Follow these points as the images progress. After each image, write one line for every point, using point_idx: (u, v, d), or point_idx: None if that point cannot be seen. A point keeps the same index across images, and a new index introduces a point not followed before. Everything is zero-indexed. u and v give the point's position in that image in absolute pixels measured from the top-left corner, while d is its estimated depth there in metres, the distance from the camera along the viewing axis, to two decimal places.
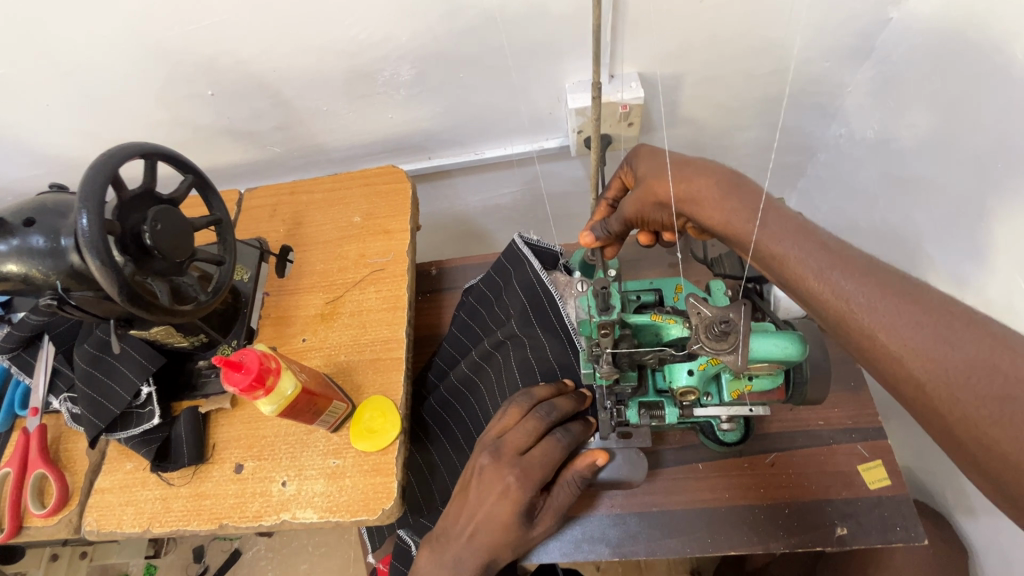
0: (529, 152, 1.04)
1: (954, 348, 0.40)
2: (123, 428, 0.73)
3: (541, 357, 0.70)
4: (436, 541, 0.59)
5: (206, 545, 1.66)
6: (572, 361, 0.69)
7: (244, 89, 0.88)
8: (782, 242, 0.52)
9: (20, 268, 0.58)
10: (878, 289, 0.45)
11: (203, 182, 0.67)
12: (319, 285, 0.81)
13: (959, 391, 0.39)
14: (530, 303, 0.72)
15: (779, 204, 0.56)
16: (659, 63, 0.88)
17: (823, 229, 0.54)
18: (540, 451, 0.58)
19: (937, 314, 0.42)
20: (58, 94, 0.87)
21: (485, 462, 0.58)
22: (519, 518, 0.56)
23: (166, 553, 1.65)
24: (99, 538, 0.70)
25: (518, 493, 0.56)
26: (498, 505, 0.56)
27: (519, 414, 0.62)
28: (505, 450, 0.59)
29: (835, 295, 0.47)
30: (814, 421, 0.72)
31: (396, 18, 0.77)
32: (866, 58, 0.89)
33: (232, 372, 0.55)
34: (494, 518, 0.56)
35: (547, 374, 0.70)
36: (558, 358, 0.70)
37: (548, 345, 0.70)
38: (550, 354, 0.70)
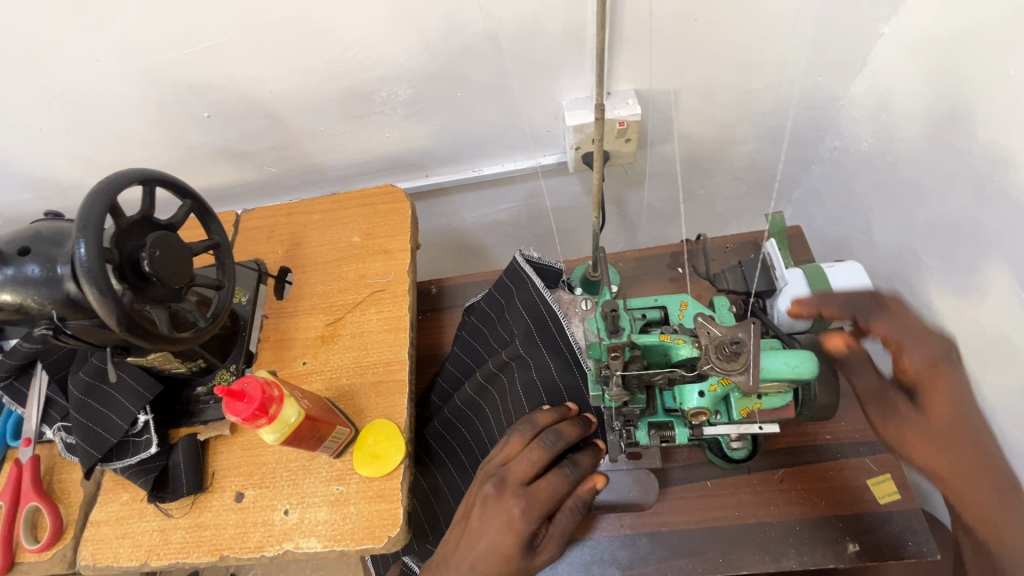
0: (528, 169, 1.04)
1: (987, 477, 0.56)
2: (120, 457, 0.72)
3: (545, 378, 0.69)
4: (434, 572, 0.58)
5: (201, 572, 1.62)
6: (578, 382, 0.68)
7: (241, 110, 0.88)
8: (903, 357, 0.62)
9: (15, 298, 0.57)
10: (956, 435, 0.58)
11: (201, 206, 0.67)
12: (318, 306, 0.81)
13: (988, 511, 0.56)
14: (534, 322, 0.71)
15: (900, 309, 0.64)
16: (656, 80, 0.88)
17: (923, 337, 0.62)
18: (546, 480, 0.58)
19: (971, 449, 0.57)
20: (53, 118, 0.87)
21: (489, 492, 0.58)
22: (521, 548, 0.56)
23: None
24: (95, 572, 0.68)
25: (521, 523, 0.56)
26: (499, 537, 0.55)
27: (522, 443, 0.62)
28: (509, 480, 0.58)
29: (930, 425, 0.59)
30: (822, 435, 0.72)
31: (394, 38, 0.78)
32: (858, 72, 0.90)
33: (234, 402, 0.53)
34: (496, 549, 0.55)
35: (553, 395, 0.69)
36: (564, 379, 0.69)
37: (553, 366, 0.69)
38: (556, 374, 0.69)
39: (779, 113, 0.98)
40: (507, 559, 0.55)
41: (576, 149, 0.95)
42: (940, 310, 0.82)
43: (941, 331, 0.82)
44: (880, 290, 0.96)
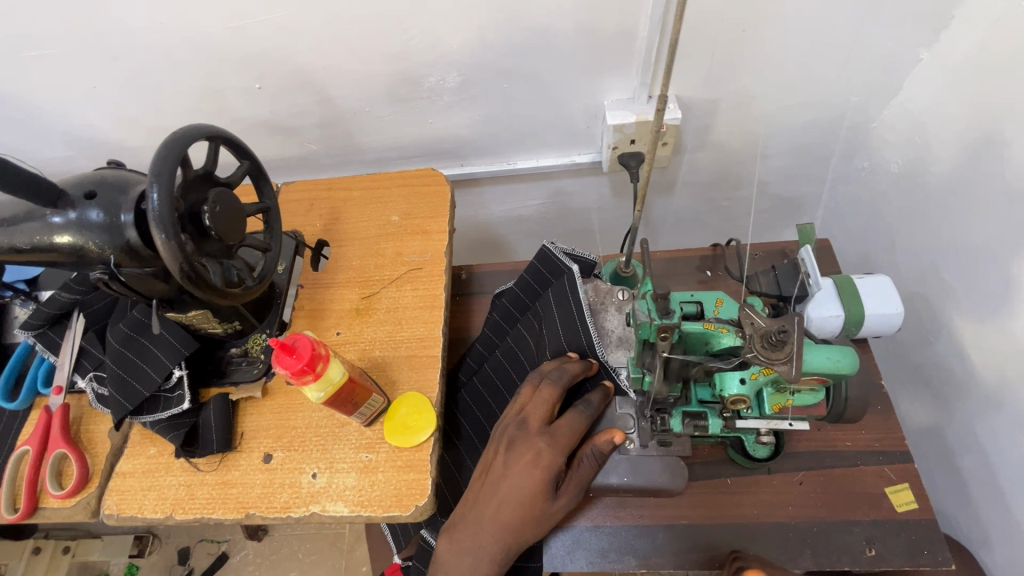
0: (561, 166, 1.06)
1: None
2: (150, 411, 0.72)
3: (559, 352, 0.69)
4: (453, 531, 0.60)
5: (192, 547, 1.63)
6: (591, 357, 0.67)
7: (291, 84, 0.90)
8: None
9: (76, 241, 0.58)
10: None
11: (258, 170, 0.68)
12: (354, 280, 0.82)
13: None
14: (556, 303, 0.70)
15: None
16: (698, 88, 0.91)
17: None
18: (565, 419, 0.60)
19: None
20: (107, 78, 0.88)
21: (513, 433, 0.60)
22: (548, 487, 0.57)
23: (150, 553, 1.61)
24: (118, 522, 0.69)
25: (548, 457, 0.58)
26: (526, 474, 0.57)
27: (532, 390, 0.63)
28: (531, 421, 0.60)
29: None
30: (843, 442, 0.73)
31: (451, 25, 0.80)
32: (894, 95, 0.93)
33: (284, 356, 0.55)
34: (523, 488, 0.57)
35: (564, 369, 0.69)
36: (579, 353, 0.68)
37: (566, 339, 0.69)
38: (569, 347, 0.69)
39: (812, 129, 1.01)
40: (533, 499, 0.57)
41: (613, 148, 0.97)
42: (962, 332, 0.83)
43: (962, 352, 0.84)
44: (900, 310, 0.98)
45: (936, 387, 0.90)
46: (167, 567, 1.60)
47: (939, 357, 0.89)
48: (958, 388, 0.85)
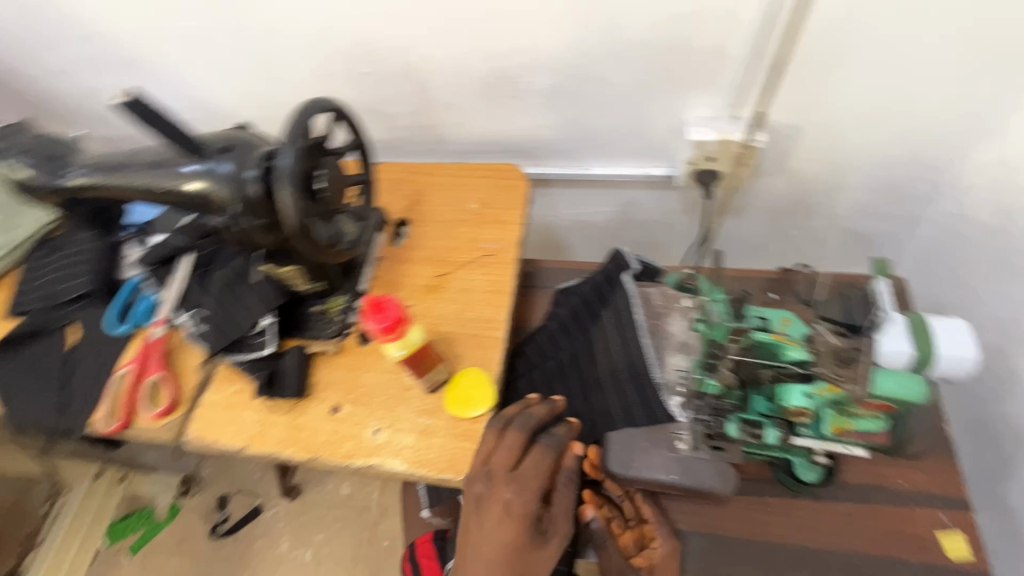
0: (634, 176, 1.08)
1: None
2: (237, 352, 0.80)
3: (608, 359, 0.71)
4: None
5: (231, 496, 1.72)
6: (638, 365, 0.68)
7: (394, 72, 0.97)
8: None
9: (206, 189, 0.66)
10: None
11: (364, 147, 0.74)
12: (429, 259, 0.87)
13: None
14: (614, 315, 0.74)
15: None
16: (784, 112, 0.92)
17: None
18: (531, 460, 0.63)
19: None
20: (235, 53, 0.98)
21: (479, 491, 0.61)
22: (527, 536, 0.60)
23: (194, 495, 1.72)
24: (198, 447, 0.76)
25: (519, 508, 0.60)
26: (501, 527, 0.59)
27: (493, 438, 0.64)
28: (496, 472, 0.61)
29: None
30: (897, 480, 0.72)
31: (551, 30, 0.84)
32: (990, 139, 0.90)
33: (375, 313, 0.61)
34: (501, 541, 0.59)
35: (612, 375, 0.69)
36: (627, 362, 0.69)
37: (615, 346, 0.71)
38: (616, 355, 0.70)
39: (897, 166, 0.99)
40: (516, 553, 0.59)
41: (690, 164, 0.98)
42: None
43: None
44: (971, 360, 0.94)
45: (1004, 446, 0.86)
46: (206, 511, 1.70)
47: (1010, 414, 0.85)
48: None
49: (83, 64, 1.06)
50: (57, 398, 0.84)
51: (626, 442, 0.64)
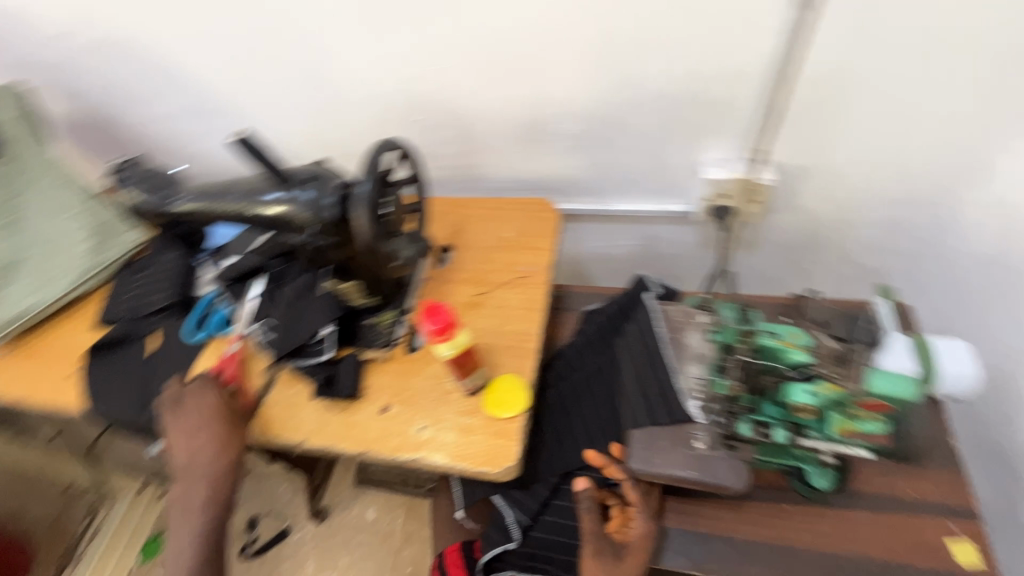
0: (655, 212, 1.19)
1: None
2: (299, 358, 0.90)
3: (640, 384, 0.75)
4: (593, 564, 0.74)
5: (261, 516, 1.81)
6: (669, 390, 0.73)
7: (443, 120, 1.11)
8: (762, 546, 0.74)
9: (291, 213, 0.78)
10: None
11: (421, 179, 0.86)
12: (470, 280, 0.97)
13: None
14: (642, 341, 0.78)
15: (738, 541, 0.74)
16: (792, 156, 1.02)
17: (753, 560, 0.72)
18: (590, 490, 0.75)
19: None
20: (307, 104, 1.14)
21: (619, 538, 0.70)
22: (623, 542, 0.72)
23: None
24: (262, 440, 0.85)
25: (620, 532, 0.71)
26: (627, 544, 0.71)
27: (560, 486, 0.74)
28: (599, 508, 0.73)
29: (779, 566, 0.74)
30: (907, 491, 0.76)
31: (583, 85, 0.98)
32: (987, 181, 0.98)
33: (430, 316, 0.70)
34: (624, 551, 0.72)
35: (645, 400, 0.74)
36: (657, 386, 0.74)
37: (648, 373, 0.75)
38: (649, 381, 0.75)
39: (902, 205, 1.07)
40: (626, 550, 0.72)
41: (706, 201, 1.08)
42: None
43: None
44: None
45: None
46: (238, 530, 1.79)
47: None
48: None
49: (175, 111, 1.23)
50: (139, 396, 0.96)
51: (645, 442, 0.71)
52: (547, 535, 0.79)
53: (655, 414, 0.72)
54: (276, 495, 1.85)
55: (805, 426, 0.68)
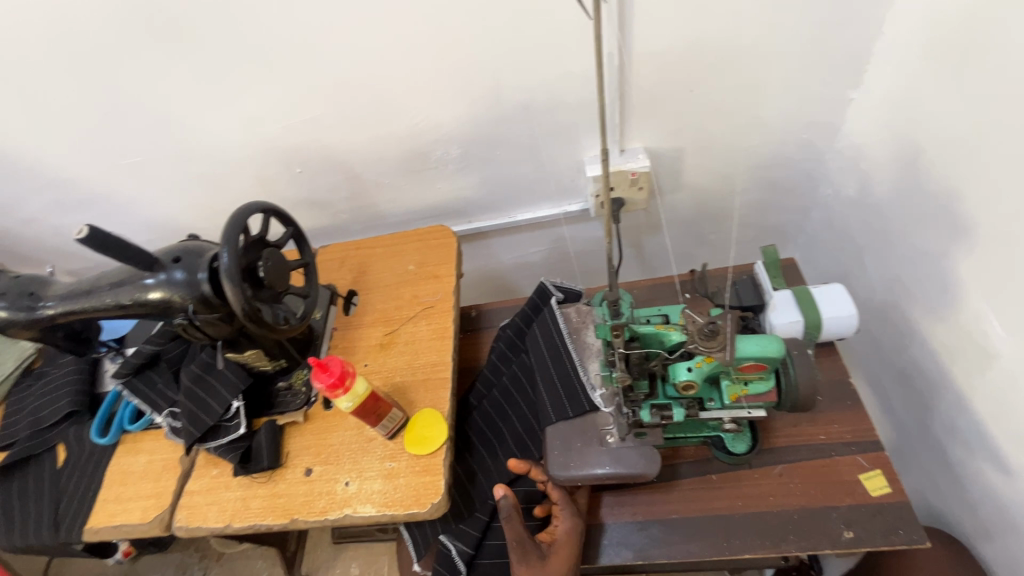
0: (555, 215, 1.22)
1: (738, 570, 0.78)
2: (214, 438, 0.87)
3: (549, 385, 0.77)
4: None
5: None
6: (574, 384, 0.75)
7: (326, 166, 1.10)
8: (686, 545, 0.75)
9: (164, 296, 0.76)
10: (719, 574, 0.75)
11: (300, 234, 0.86)
12: (378, 321, 0.97)
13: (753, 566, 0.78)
14: (546, 344, 0.80)
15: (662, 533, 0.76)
16: (661, 140, 1.07)
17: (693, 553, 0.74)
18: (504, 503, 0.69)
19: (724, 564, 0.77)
20: (185, 176, 1.12)
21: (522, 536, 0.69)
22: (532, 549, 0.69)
23: None
24: (187, 532, 0.82)
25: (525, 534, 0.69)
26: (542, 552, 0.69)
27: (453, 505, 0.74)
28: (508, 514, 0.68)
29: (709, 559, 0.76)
30: (817, 436, 0.80)
31: (448, 109, 1.00)
32: (839, 129, 1.05)
33: (320, 372, 0.69)
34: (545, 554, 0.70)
35: (554, 399, 0.76)
36: (564, 384, 0.76)
37: (554, 373, 0.77)
38: (557, 380, 0.77)
39: (774, 165, 1.14)
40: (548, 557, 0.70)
41: (596, 197, 1.12)
42: (928, 333, 0.90)
43: (931, 349, 0.90)
44: (878, 320, 1.05)
45: (919, 388, 0.96)
46: None
47: (916, 359, 0.95)
48: (935, 387, 0.91)
49: (50, 209, 1.18)
50: (52, 514, 0.90)
51: (561, 447, 0.73)
52: (490, 561, 0.78)
53: (565, 411, 0.74)
54: (254, 572, 1.76)
55: (702, 399, 0.70)
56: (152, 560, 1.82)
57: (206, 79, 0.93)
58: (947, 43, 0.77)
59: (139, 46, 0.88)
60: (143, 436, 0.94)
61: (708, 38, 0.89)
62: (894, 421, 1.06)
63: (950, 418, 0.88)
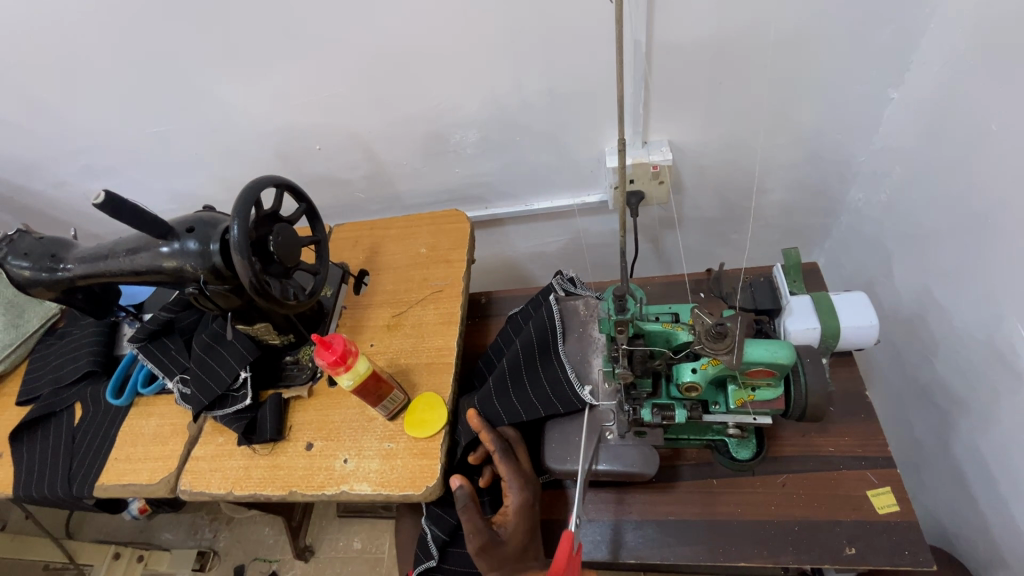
0: (573, 205, 1.20)
1: None
2: (221, 407, 0.89)
3: (536, 384, 0.75)
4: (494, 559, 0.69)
5: (247, 564, 1.78)
6: (563, 385, 0.73)
7: (344, 145, 1.10)
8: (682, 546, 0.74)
9: (177, 265, 0.77)
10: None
11: (313, 211, 0.86)
12: (387, 302, 0.97)
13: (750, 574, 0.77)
14: (538, 341, 0.78)
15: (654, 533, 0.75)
16: (686, 133, 1.03)
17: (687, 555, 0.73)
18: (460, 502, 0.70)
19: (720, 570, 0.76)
20: (207, 148, 1.13)
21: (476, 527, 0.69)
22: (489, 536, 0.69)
23: (210, 569, 1.78)
24: (190, 496, 0.84)
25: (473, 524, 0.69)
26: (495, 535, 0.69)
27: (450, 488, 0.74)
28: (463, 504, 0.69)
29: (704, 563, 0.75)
30: (826, 447, 0.78)
31: (468, 92, 0.98)
32: (875, 130, 1.00)
33: (323, 349, 0.70)
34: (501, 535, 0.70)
35: (540, 398, 0.73)
36: (552, 384, 0.74)
37: (543, 372, 0.75)
38: (545, 380, 0.74)
39: (804, 165, 1.09)
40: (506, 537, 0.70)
41: (615, 188, 1.09)
42: (955, 349, 0.86)
43: (957, 366, 0.86)
44: (903, 332, 1.00)
45: (941, 405, 0.91)
46: None
47: (940, 375, 0.91)
48: (958, 405, 0.87)
49: (78, 174, 1.21)
50: (66, 469, 0.94)
51: (559, 441, 0.72)
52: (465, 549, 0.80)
53: (554, 406, 0.73)
54: (262, 538, 1.81)
55: (707, 400, 0.69)
56: (166, 519, 1.89)
57: (230, 52, 0.94)
58: (1000, 42, 0.72)
59: (165, 15, 0.88)
60: (155, 400, 0.97)
61: (741, 29, 0.85)
62: (911, 438, 1.02)
63: (972, 439, 0.84)
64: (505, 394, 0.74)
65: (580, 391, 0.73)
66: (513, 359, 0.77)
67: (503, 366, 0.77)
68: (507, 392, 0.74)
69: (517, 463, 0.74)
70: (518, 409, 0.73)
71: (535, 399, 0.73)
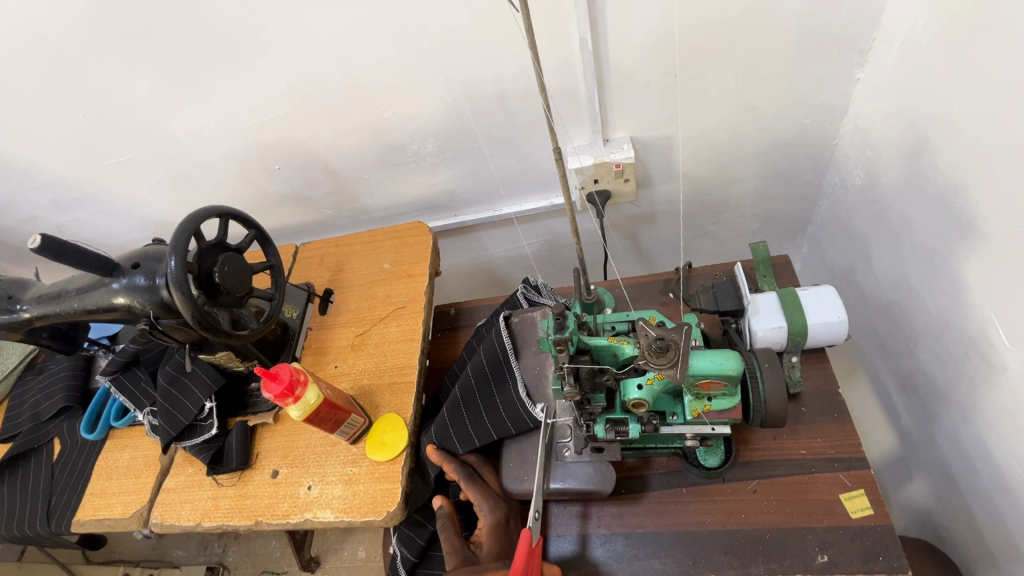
0: (542, 208, 1.17)
1: None
2: (189, 438, 0.88)
3: (491, 408, 0.73)
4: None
5: None
6: (517, 408, 0.71)
7: (304, 163, 1.09)
8: (652, 561, 0.71)
9: (127, 301, 0.77)
10: None
11: (264, 236, 0.85)
12: (351, 321, 0.96)
13: None
14: (490, 362, 0.76)
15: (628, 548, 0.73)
16: (647, 128, 1.00)
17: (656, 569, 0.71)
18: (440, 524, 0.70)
19: None
20: (169, 175, 1.12)
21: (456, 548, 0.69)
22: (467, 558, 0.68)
23: None
24: (161, 529, 0.84)
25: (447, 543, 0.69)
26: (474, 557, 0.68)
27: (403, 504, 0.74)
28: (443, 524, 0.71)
29: None
30: (797, 450, 0.75)
31: (419, 103, 0.96)
32: (844, 112, 0.96)
33: (270, 382, 0.69)
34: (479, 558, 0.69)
35: (495, 422, 0.72)
36: (506, 407, 0.72)
37: (496, 395, 0.74)
38: (499, 402, 0.73)
39: (775, 152, 1.05)
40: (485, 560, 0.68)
41: (580, 189, 1.06)
42: (934, 339, 0.82)
43: (936, 356, 0.82)
44: (885, 321, 0.97)
45: (925, 397, 0.88)
46: None
47: (921, 365, 0.87)
48: (940, 396, 0.83)
49: (48, 208, 1.21)
50: (45, 506, 0.94)
51: (516, 460, 0.71)
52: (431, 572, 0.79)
53: (508, 428, 0.72)
54: (269, 551, 1.82)
55: (664, 412, 0.67)
56: (177, 536, 1.91)
57: (175, 79, 0.93)
58: (957, 16, 0.68)
59: (105, 48, 0.88)
60: (129, 432, 0.97)
61: (688, 20, 0.82)
62: (898, 429, 0.98)
63: (956, 431, 0.81)
64: (459, 420, 0.73)
65: (532, 406, 0.71)
66: (466, 383, 0.76)
67: (456, 391, 0.76)
68: (461, 418, 0.73)
69: (485, 485, 0.72)
70: (474, 435, 0.72)
71: (491, 423, 0.72)
